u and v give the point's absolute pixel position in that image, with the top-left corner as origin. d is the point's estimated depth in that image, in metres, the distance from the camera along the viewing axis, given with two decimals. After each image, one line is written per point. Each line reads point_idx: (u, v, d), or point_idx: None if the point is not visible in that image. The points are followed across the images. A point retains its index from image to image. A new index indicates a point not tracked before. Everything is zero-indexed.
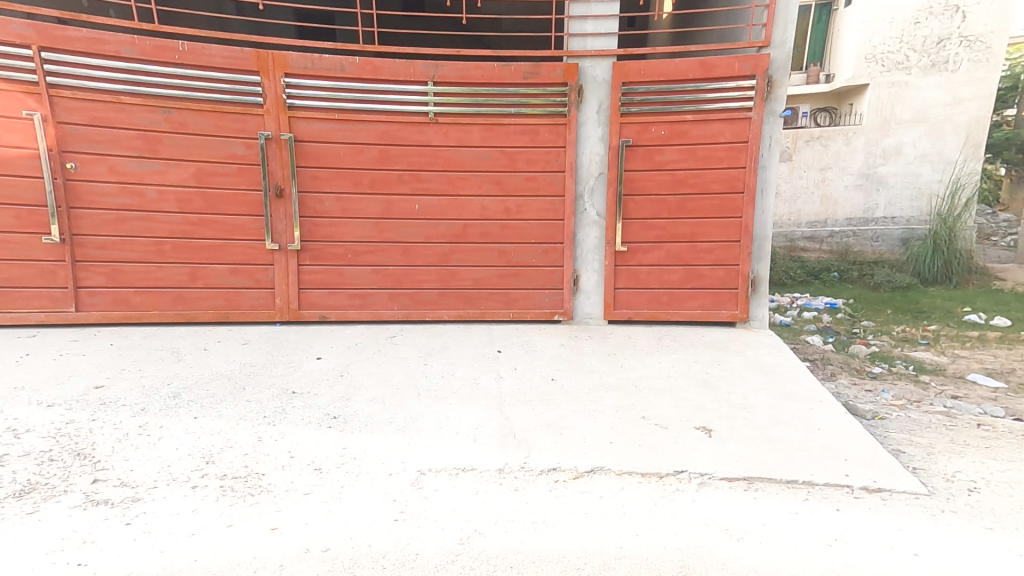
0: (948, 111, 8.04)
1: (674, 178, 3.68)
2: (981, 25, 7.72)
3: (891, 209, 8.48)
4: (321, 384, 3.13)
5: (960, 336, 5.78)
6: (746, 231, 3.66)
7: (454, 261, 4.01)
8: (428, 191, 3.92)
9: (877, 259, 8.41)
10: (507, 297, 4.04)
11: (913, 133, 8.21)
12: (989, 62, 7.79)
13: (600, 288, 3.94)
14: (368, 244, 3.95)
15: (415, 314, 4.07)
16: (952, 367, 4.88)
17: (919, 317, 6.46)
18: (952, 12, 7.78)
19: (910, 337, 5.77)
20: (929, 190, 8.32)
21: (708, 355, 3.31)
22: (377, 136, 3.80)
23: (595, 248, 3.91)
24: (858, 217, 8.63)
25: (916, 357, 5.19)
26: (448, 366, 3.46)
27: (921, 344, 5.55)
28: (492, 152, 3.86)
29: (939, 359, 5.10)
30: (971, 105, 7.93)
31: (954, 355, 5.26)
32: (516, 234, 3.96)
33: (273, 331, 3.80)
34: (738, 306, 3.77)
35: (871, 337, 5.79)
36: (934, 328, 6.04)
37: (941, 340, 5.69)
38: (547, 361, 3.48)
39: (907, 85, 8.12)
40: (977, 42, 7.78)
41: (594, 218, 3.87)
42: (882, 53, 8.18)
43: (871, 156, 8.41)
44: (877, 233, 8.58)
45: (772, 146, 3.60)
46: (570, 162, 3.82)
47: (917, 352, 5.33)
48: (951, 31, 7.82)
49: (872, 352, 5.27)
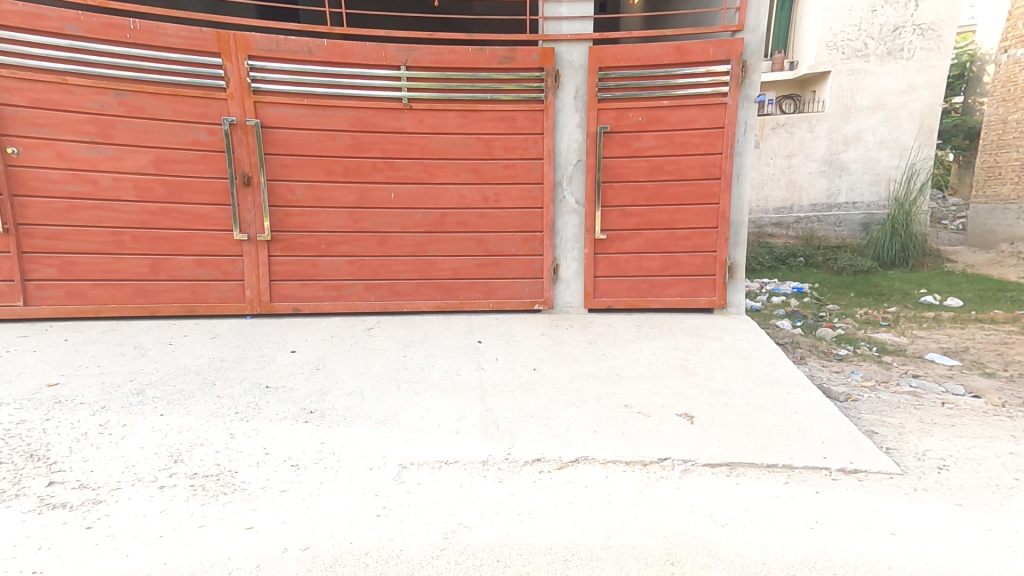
0: (903, 97, 8.30)
1: (652, 166, 3.68)
2: (933, 14, 8.02)
3: (853, 194, 8.71)
4: (296, 378, 3.03)
5: (919, 316, 6.01)
6: (723, 218, 3.69)
7: (431, 252, 3.93)
8: (403, 180, 3.82)
9: (840, 243, 8.69)
10: (486, 287, 3.99)
11: (871, 120, 8.45)
12: (941, 49, 8.09)
13: (580, 276, 3.93)
14: (342, 235, 3.83)
15: (392, 306, 3.97)
16: (913, 347, 5.08)
17: (880, 299, 6.71)
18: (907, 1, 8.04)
19: (872, 319, 5.99)
20: (888, 175, 8.56)
21: (687, 342, 3.35)
22: (349, 123, 3.67)
23: (574, 237, 3.88)
24: (822, 203, 8.85)
25: (880, 338, 5.37)
26: (428, 358, 3.41)
27: (882, 326, 5.76)
28: (469, 140, 3.78)
29: (900, 340, 5.31)
30: (925, 92, 8.21)
31: (914, 334, 5.48)
32: (494, 223, 3.90)
33: (244, 325, 3.66)
34: (716, 292, 3.81)
35: (836, 320, 5.98)
36: (894, 310, 6.28)
37: (900, 321, 5.91)
38: (527, 352, 3.46)
39: (866, 72, 8.35)
40: (929, 30, 8.07)
41: (573, 206, 3.84)
42: (842, 41, 8.36)
43: (833, 143, 8.62)
44: (840, 218, 8.82)
45: (747, 132, 3.61)
46: (548, 149, 3.76)
47: (879, 333, 5.53)
48: (906, 20, 8.08)
49: (838, 335, 5.44)
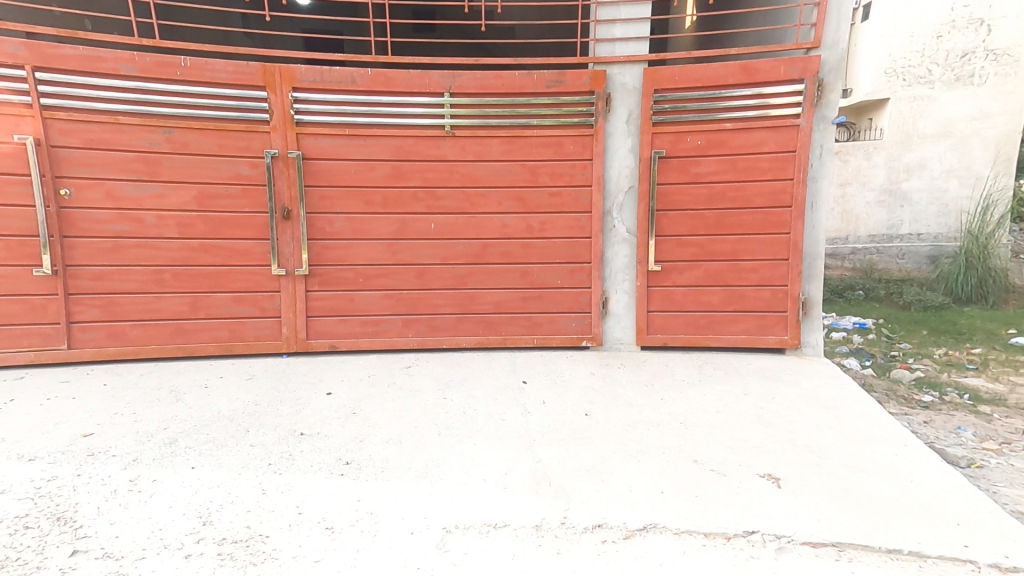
0: (975, 125, 7.72)
1: (713, 192, 3.46)
2: (1008, 39, 7.49)
3: (917, 225, 8.09)
4: (334, 420, 2.87)
5: (1012, 361, 5.39)
6: (794, 248, 3.38)
7: (472, 284, 3.79)
8: (446, 210, 3.71)
9: (904, 278, 8.07)
10: (530, 321, 3.81)
11: (936, 148, 7.91)
12: (1018, 75, 7.51)
13: (631, 311, 3.71)
14: (383, 267, 3.72)
15: (431, 342, 3.84)
16: (1014, 398, 4.48)
17: (959, 339, 6.08)
18: (976, 26, 7.59)
19: (955, 361, 5.40)
20: (957, 207, 7.91)
21: (759, 386, 3.00)
22: (391, 153, 3.59)
23: (625, 268, 3.68)
24: (880, 234, 8.25)
25: (969, 384, 4.81)
26: (470, 400, 3.17)
27: (969, 370, 5.18)
28: (513, 167, 3.67)
29: (995, 388, 4.72)
30: (1000, 119, 7.61)
31: (1010, 382, 4.88)
32: (539, 254, 3.74)
33: (281, 364, 3.55)
34: (788, 331, 3.46)
35: (912, 361, 5.42)
36: (979, 351, 5.67)
37: (990, 365, 5.30)
38: (578, 394, 3.18)
39: (930, 98, 7.88)
40: (1004, 55, 7.52)
41: (624, 235, 3.66)
42: (904, 68, 8.03)
43: (893, 171, 8.09)
44: (903, 250, 8.18)
45: (823, 155, 3.32)
46: (597, 176, 3.62)
47: (967, 379, 4.96)
48: (976, 45, 7.62)
49: (918, 378, 4.89)
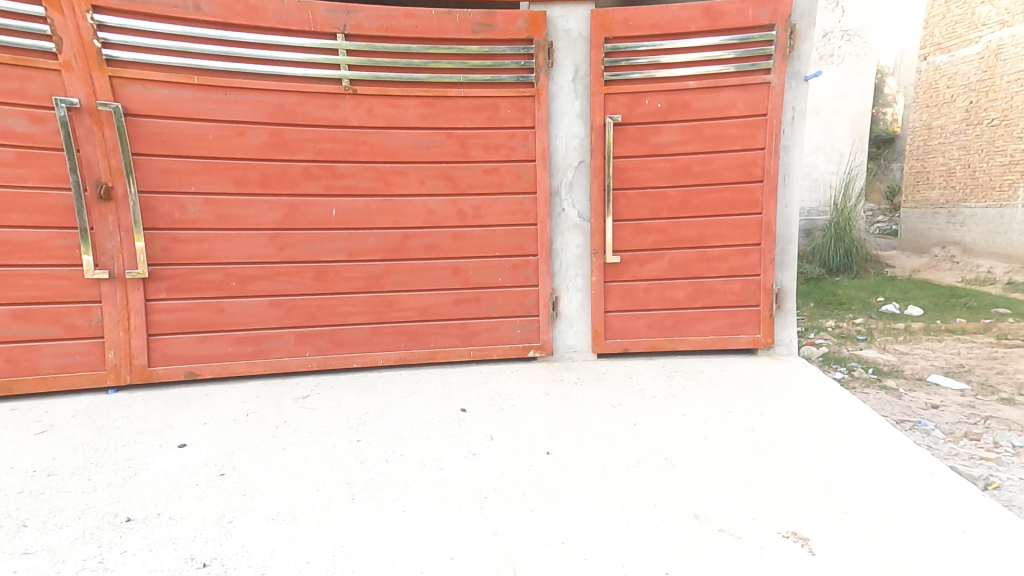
0: (836, 103, 8.56)
1: (676, 167, 2.98)
2: (859, 19, 8.29)
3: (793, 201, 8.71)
4: (189, 488, 1.97)
5: (890, 329, 5.84)
6: (767, 232, 2.99)
7: (388, 286, 3.06)
8: (351, 190, 2.92)
9: None
10: (465, 329, 3.19)
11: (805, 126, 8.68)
12: (866, 56, 8.44)
13: (586, 312, 3.23)
14: (263, 267, 2.82)
15: (338, 361, 3.02)
16: (909, 368, 4.60)
17: (842, 309, 6.61)
18: (834, 7, 8.41)
19: (847, 333, 5.64)
20: (825, 181, 8.70)
21: (742, 400, 2.59)
22: (265, 114, 2.70)
23: (576, 260, 3.20)
24: None
25: (868, 357, 4.91)
26: (394, 442, 2.39)
27: (861, 342, 5.39)
28: (438, 135, 2.98)
29: (891, 360, 4.84)
30: (855, 98, 8.48)
31: (896, 351, 5.12)
32: (471, 245, 3.13)
33: (96, 405, 2.49)
34: (760, 328, 3.09)
35: (814, 337, 5.58)
36: (862, 321, 6.08)
37: (875, 335, 5.62)
38: (533, 425, 2.55)
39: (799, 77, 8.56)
40: (856, 36, 8.34)
41: (576, 222, 3.16)
42: None
43: None
44: None
45: (796, 118, 2.91)
46: (543, 147, 3.04)
47: (864, 351, 5.10)
48: (834, 26, 8.45)
49: (824, 354, 4.96)
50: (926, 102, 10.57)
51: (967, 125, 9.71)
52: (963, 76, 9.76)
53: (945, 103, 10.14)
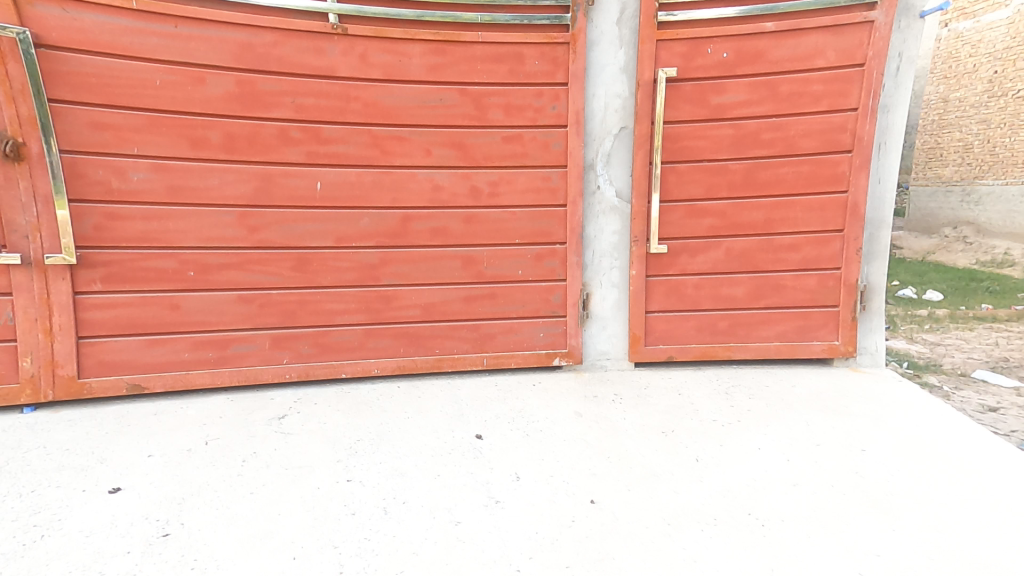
0: None
1: (740, 134, 2.42)
2: None
3: None
4: (117, 558, 1.39)
5: (913, 316, 5.38)
6: (854, 215, 2.44)
7: (385, 279, 2.53)
8: (340, 159, 2.36)
9: None
10: (477, 332, 2.70)
11: None
12: None
13: (622, 312, 2.71)
14: (229, 254, 2.24)
15: (324, 370, 2.48)
16: (949, 362, 4.05)
17: None
18: None
19: None
20: None
21: (829, 428, 2.08)
22: (229, 57, 2.11)
23: (611, 249, 2.67)
24: None
25: (898, 348, 4.43)
26: (394, 483, 1.85)
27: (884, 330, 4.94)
28: (449, 92, 2.42)
29: (924, 351, 4.35)
30: None
31: (926, 340, 4.64)
32: (486, 230, 2.61)
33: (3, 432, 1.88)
34: (839, 333, 2.57)
35: None
36: None
37: (898, 323, 5.18)
38: (569, 460, 2.02)
39: None
40: None
41: (613, 202, 2.62)
42: None
43: None
44: None
45: (901, 70, 2.33)
46: (577, 109, 2.47)
47: (892, 342, 4.62)
48: None
49: None
50: (944, 73, 10.04)
51: (989, 97, 9.18)
52: (987, 44, 9.18)
53: (966, 73, 9.55)
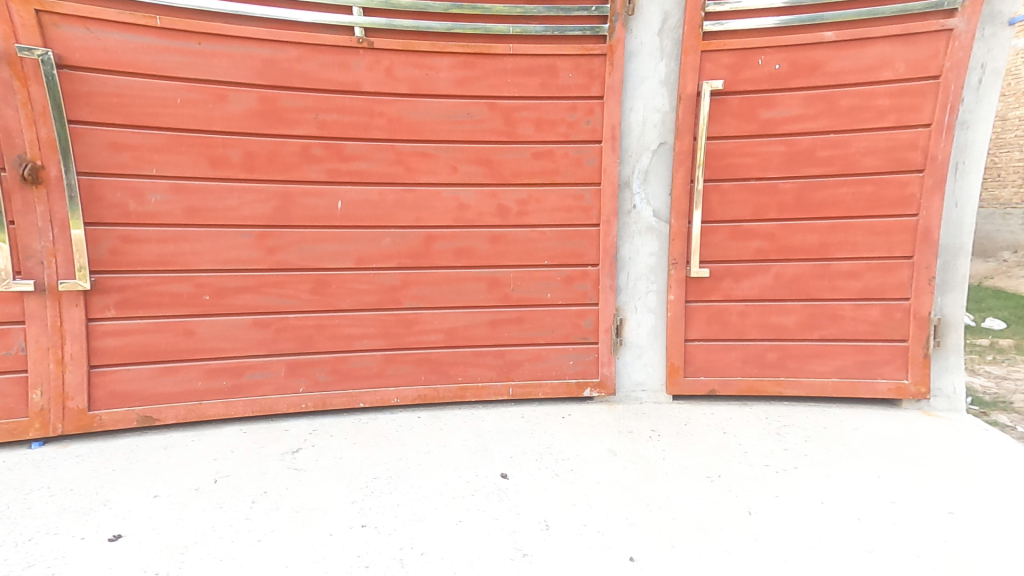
0: None
1: (793, 151, 2.22)
2: None
3: None
4: None
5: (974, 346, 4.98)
6: (925, 240, 2.21)
7: (407, 302, 2.41)
8: (363, 177, 2.25)
9: None
10: (502, 359, 2.55)
11: None
12: None
13: (658, 339, 2.52)
14: (246, 276, 2.15)
15: (342, 398, 2.36)
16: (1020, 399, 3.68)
17: None
18: None
19: None
20: None
21: (902, 481, 1.84)
22: (251, 73, 2.02)
23: (647, 272, 2.49)
24: None
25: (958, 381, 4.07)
26: (413, 529, 1.69)
27: None
28: (477, 106, 2.30)
29: (988, 385, 3.99)
30: None
31: (989, 373, 4.27)
32: (513, 252, 2.47)
33: (10, 469, 1.80)
34: (907, 371, 2.32)
35: None
36: None
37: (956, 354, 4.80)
38: (605, 507, 1.82)
39: None
40: None
41: (650, 223, 2.44)
42: None
43: None
44: None
45: (983, 80, 2.10)
46: (613, 124, 2.32)
47: None
48: None
49: None
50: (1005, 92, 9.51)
51: None
52: None
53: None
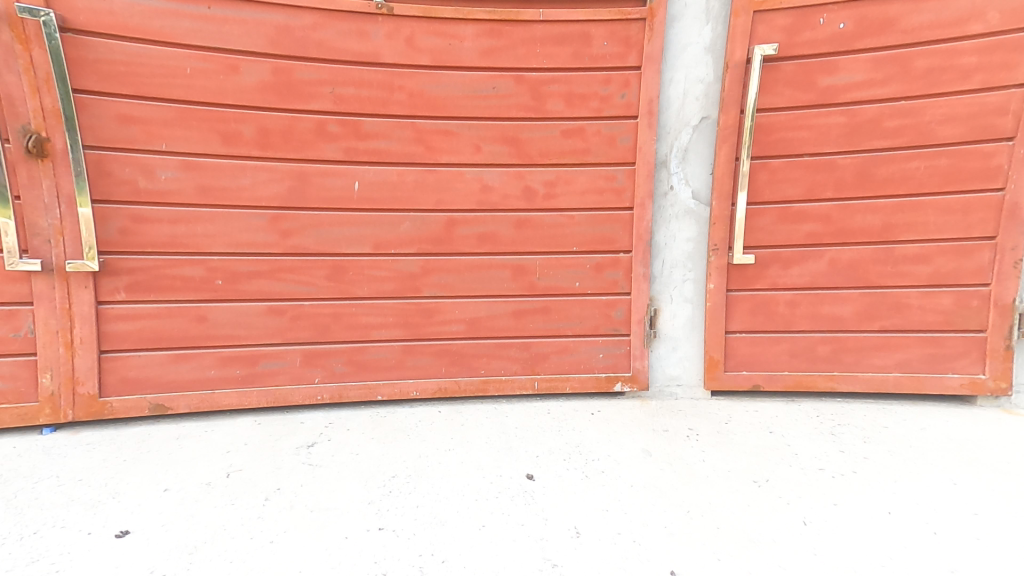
0: None
1: (856, 122, 2.03)
2: None
3: None
4: None
5: None
6: (1013, 218, 1.98)
7: (427, 291, 2.27)
8: (381, 156, 2.11)
9: None
10: (527, 351, 2.39)
11: None
12: None
13: (695, 332, 2.34)
14: (259, 261, 2.04)
15: (359, 390, 2.24)
16: None
17: None
18: None
19: None
20: None
21: (985, 489, 1.63)
22: (265, 42, 1.90)
23: (684, 259, 2.30)
24: None
25: None
26: (436, 532, 1.55)
27: None
28: (503, 79, 2.14)
29: None
30: None
31: None
32: (540, 237, 2.30)
33: (20, 456, 1.72)
34: (985, 364, 2.11)
35: None
36: None
37: None
38: (646, 511, 1.66)
39: None
40: None
41: (689, 206, 2.25)
42: None
43: None
44: None
45: None
46: (651, 97, 2.13)
47: None
48: None
49: None
50: None
51: None
52: None
53: None
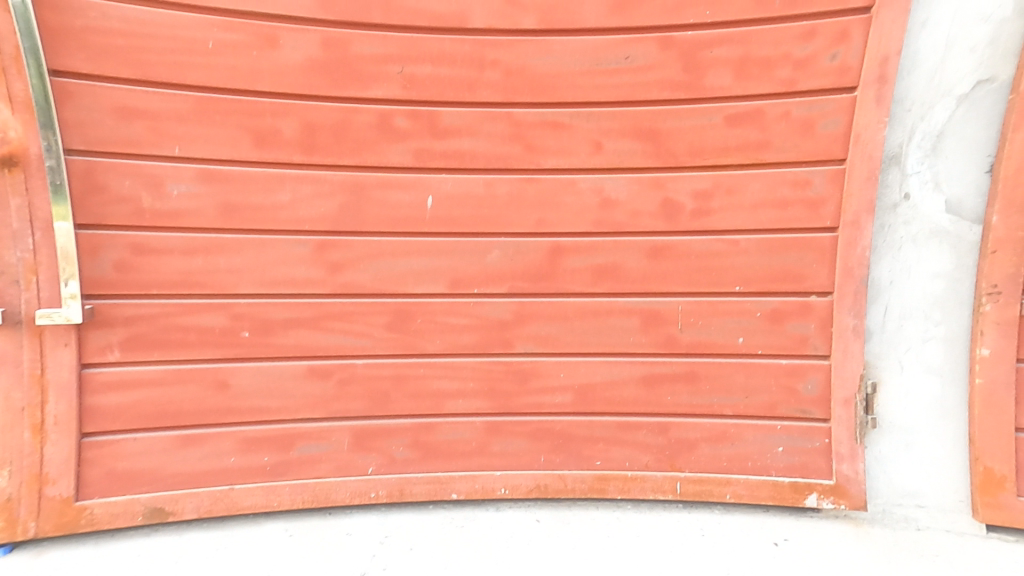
0: None
1: None
2: None
3: None
4: None
5: None
6: None
7: (520, 346, 1.60)
8: (464, 160, 1.50)
9: None
10: (664, 437, 1.63)
11: None
12: None
13: (951, 420, 1.52)
14: (300, 304, 1.48)
15: (425, 485, 1.60)
16: None
17: None
18: None
19: None
20: None
21: None
22: (314, 4, 1.36)
23: (928, 305, 1.51)
24: None
25: None
26: None
27: None
28: (641, 45, 1.46)
29: None
30: None
31: None
32: (685, 271, 1.56)
33: None
34: None
35: None
36: None
37: None
38: None
39: None
40: None
41: (939, 225, 1.48)
42: None
43: None
44: None
45: None
46: (887, 53, 1.38)
47: None
48: None
49: None
50: None
51: None
52: None
53: None
